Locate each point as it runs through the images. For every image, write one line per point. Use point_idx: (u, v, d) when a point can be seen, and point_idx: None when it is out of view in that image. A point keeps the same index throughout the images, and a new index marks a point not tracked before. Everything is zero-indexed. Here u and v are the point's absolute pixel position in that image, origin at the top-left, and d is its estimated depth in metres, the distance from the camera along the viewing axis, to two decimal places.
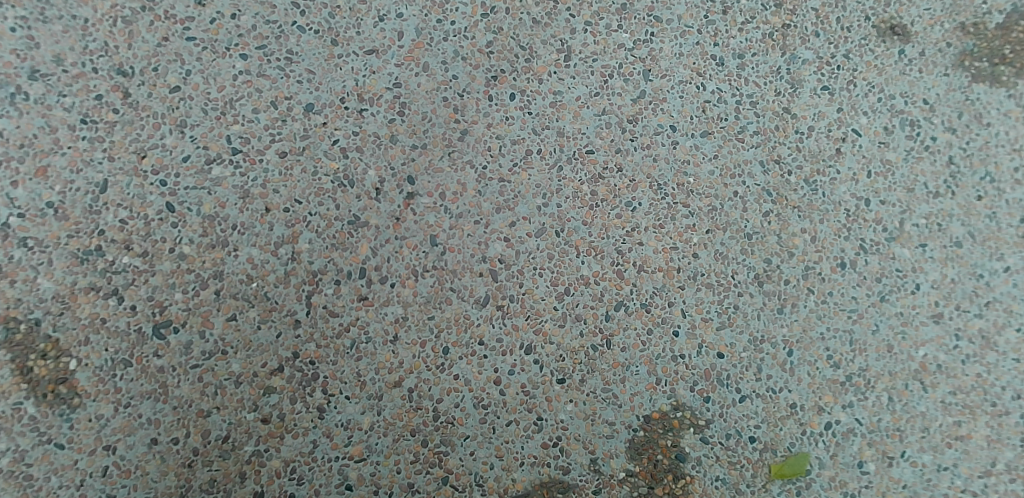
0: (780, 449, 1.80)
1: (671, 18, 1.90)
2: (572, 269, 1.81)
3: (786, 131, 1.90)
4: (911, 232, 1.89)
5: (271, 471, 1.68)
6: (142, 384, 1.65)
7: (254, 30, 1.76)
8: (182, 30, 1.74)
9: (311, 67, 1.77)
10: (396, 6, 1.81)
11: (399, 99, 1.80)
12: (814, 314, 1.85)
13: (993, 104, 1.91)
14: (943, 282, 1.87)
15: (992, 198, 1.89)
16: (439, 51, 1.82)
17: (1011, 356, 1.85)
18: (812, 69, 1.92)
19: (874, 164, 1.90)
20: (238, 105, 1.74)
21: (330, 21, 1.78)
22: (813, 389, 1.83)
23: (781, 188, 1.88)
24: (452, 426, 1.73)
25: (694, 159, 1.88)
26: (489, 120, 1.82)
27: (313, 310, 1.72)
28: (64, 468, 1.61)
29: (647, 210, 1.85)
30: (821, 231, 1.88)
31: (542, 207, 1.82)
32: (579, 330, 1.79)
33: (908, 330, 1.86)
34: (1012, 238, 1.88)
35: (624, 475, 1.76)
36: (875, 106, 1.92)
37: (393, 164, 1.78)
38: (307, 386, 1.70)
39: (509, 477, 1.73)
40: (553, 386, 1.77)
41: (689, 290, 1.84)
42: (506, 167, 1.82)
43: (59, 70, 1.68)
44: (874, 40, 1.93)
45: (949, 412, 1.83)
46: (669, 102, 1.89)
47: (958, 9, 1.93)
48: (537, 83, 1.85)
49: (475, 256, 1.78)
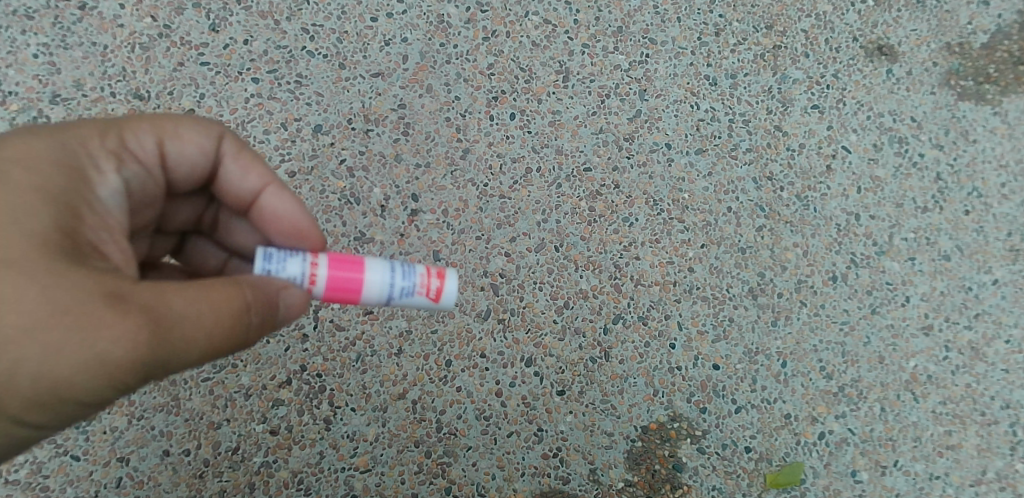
0: (775, 459, 1.84)
1: (665, 40, 2.00)
2: (571, 283, 1.86)
3: (778, 148, 1.98)
4: (900, 245, 1.95)
5: (279, 482, 1.70)
6: (155, 397, 1.69)
7: (265, 55, 1.83)
8: (197, 56, 1.80)
9: (320, 90, 1.84)
10: (402, 31, 1.90)
11: (404, 120, 1.86)
12: (807, 327, 1.91)
13: (979, 121, 2.01)
14: (933, 294, 1.94)
15: (978, 212, 1.97)
16: (443, 73, 1.90)
17: (999, 366, 1.91)
18: (802, 88, 2.01)
19: (864, 180, 1.98)
20: (250, 126, 1.79)
21: (338, 46, 1.86)
22: (806, 399, 1.88)
23: (774, 203, 1.95)
24: (455, 438, 1.76)
25: (689, 176, 1.94)
26: (490, 139, 1.89)
27: (321, 324, 1.77)
28: (79, 479, 1.64)
29: (643, 225, 1.91)
30: (813, 246, 1.94)
31: (542, 223, 1.87)
32: (578, 343, 1.84)
33: (899, 342, 1.91)
34: (999, 251, 1.96)
35: (623, 485, 1.80)
36: (864, 124, 2.01)
37: (398, 183, 1.83)
38: (314, 399, 1.74)
39: (511, 487, 1.76)
40: (553, 398, 1.81)
41: (686, 303, 1.89)
42: (506, 184, 1.87)
43: (80, 95, 1.74)
44: (862, 60, 2.04)
45: (939, 421, 1.88)
46: (665, 121, 1.96)
47: (944, 30, 2.04)
48: (536, 103, 1.92)
49: (477, 271, 1.83)
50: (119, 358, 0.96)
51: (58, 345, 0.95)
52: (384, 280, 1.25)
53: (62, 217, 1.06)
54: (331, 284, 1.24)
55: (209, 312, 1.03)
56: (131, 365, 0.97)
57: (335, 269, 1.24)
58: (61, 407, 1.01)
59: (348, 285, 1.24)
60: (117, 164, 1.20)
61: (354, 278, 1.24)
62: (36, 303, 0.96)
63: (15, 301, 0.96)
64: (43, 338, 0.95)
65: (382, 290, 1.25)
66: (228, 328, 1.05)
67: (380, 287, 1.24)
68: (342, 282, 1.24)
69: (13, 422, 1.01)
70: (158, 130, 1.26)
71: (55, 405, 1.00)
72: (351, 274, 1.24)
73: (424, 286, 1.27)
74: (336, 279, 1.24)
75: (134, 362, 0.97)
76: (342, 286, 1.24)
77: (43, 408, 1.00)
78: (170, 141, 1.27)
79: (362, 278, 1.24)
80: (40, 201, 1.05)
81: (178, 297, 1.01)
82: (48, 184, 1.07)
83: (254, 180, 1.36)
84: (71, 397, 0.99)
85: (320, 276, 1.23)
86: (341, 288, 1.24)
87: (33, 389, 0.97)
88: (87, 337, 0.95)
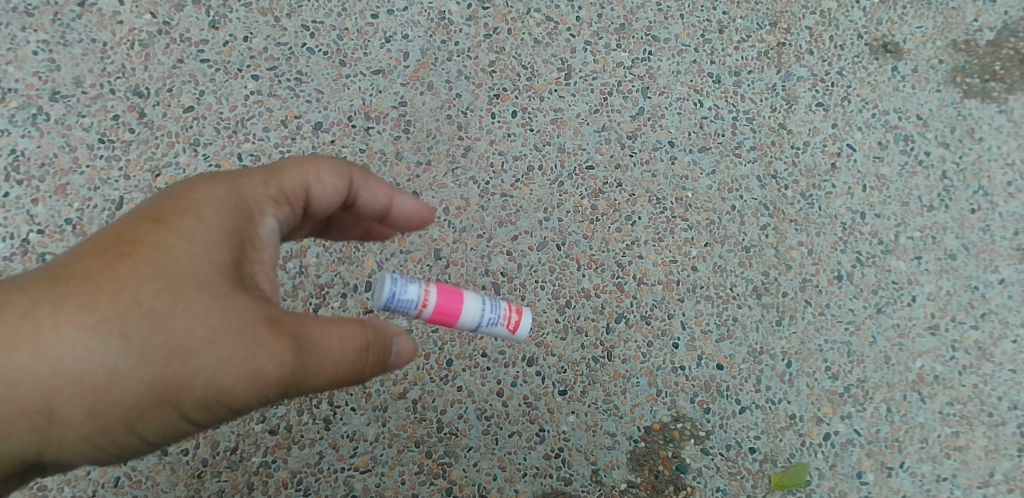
0: (780, 460, 1.82)
1: (668, 37, 1.98)
2: (573, 282, 1.84)
3: (782, 146, 1.96)
4: (906, 244, 1.94)
5: (279, 482, 1.67)
6: None
7: (265, 52, 1.82)
8: (197, 53, 1.79)
9: (320, 87, 1.82)
10: (403, 28, 1.88)
11: (405, 117, 1.85)
12: (812, 326, 1.89)
13: (985, 119, 1.99)
14: (939, 294, 1.92)
15: (985, 211, 1.95)
16: (444, 70, 1.88)
17: (1007, 367, 1.88)
18: (807, 85, 2.00)
19: (869, 179, 1.96)
20: (249, 123, 1.77)
21: (338, 43, 1.85)
22: (812, 400, 1.86)
23: (777, 201, 1.94)
24: (456, 438, 1.74)
25: (692, 174, 1.93)
26: (492, 136, 1.87)
27: None
28: (76, 479, 1.61)
29: (646, 223, 1.89)
30: (818, 244, 1.93)
31: (544, 221, 1.86)
32: (580, 342, 1.82)
33: (905, 342, 1.90)
34: (1006, 250, 1.94)
35: (626, 486, 1.78)
36: (869, 122, 1.99)
37: (398, 181, 1.82)
38: (314, 398, 1.71)
39: (512, 488, 1.74)
40: (555, 397, 1.79)
41: (689, 302, 1.87)
42: (508, 182, 1.86)
43: (79, 92, 1.73)
44: (867, 57, 2.02)
45: (947, 423, 1.85)
46: (668, 119, 1.94)
47: (949, 27, 2.02)
48: (538, 101, 1.91)
49: (478, 270, 1.81)
50: (274, 374, 1.10)
51: (228, 357, 1.09)
52: (480, 310, 1.39)
53: (235, 251, 1.17)
54: (437, 310, 1.35)
55: (344, 345, 1.15)
56: (282, 381, 1.11)
57: (441, 296, 1.36)
58: (215, 412, 1.12)
59: (449, 310, 1.36)
60: (276, 206, 1.28)
61: (454, 305, 1.36)
62: (210, 318, 1.09)
63: (198, 315, 1.09)
64: (215, 350, 1.09)
65: (474, 319, 1.39)
66: (354, 362, 1.17)
67: (476, 315, 1.39)
68: (445, 306, 1.36)
69: (171, 423, 1.11)
70: (306, 175, 1.33)
71: (211, 409, 1.11)
72: (452, 300, 1.37)
73: (508, 318, 1.42)
74: (439, 305, 1.36)
75: (286, 378, 1.11)
76: (443, 310, 1.36)
77: (200, 412, 1.11)
78: (314, 187, 1.34)
79: (461, 305, 1.37)
80: (222, 237, 1.16)
81: (319, 330, 1.14)
82: (230, 224, 1.18)
83: (377, 198, 1.44)
84: (228, 404, 1.11)
85: (429, 302, 1.35)
86: (443, 312, 1.36)
87: (200, 393, 1.09)
88: (252, 353, 1.09)
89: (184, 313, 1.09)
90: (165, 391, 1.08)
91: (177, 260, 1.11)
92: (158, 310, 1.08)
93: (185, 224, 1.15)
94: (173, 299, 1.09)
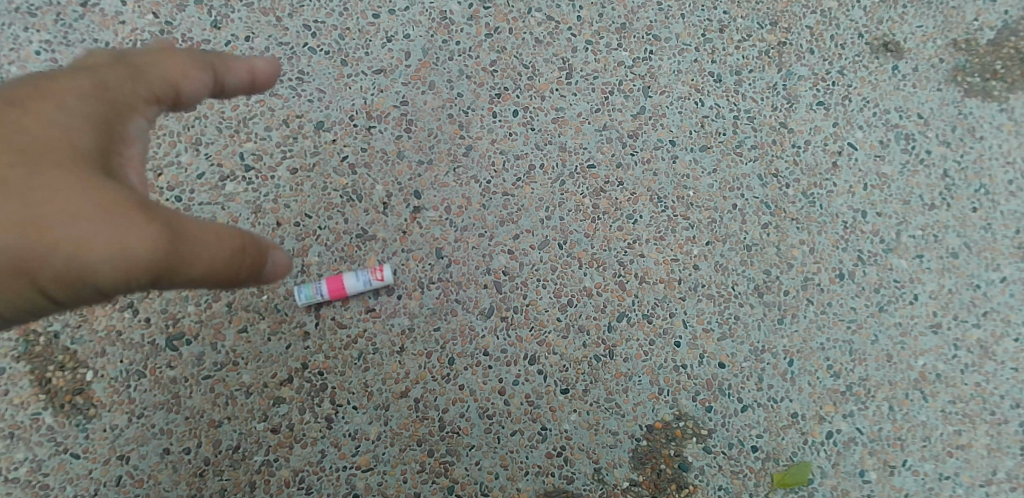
0: (782, 459, 1.82)
1: (669, 37, 1.99)
2: (574, 281, 1.84)
3: (783, 145, 1.96)
4: (908, 243, 1.94)
5: (281, 480, 1.67)
6: (155, 394, 1.65)
7: (267, 51, 1.82)
8: (199, 53, 1.79)
9: (322, 86, 1.82)
10: (404, 28, 1.88)
11: (406, 117, 1.85)
12: (814, 325, 1.89)
13: (986, 118, 1.99)
14: (941, 292, 1.92)
15: (986, 210, 1.95)
16: (445, 70, 1.88)
17: (1009, 365, 1.88)
18: (808, 84, 2.00)
19: (870, 177, 1.97)
20: (251, 123, 1.78)
21: (340, 43, 1.85)
22: (814, 398, 1.86)
23: (779, 200, 1.94)
24: (458, 436, 1.74)
25: (694, 173, 1.93)
26: (493, 135, 1.87)
27: (322, 322, 1.73)
28: (78, 477, 1.60)
29: (647, 222, 1.90)
30: (819, 243, 1.93)
31: (546, 220, 1.86)
32: (582, 341, 1.82)
33: (907, 340, 1.90)
34: (1008, 248, 1.93)
35: (628, 484, 1.78)
36: (871, 121, 1.99)
37: (400, 179, 1.82)
38: (316, 397, 1.70)
39: (514, 486, 1.74)
40: (557, 396, 1.79)
41: (690, 300, 1.87)
42: (509, 181, 1.86)
43: None
44: (868, 56, 2.02)
45: (949, 421, 1.86)
46: (669, 118, 1.94)
47: (950, 26, 2.02)
48: (540, 100, 1.91)
49: (480, 269, 1.81)
50: (141, 254, 1.10)
51: (92, 232, 1.08)
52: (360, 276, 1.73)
53: (99, 139, 1.17)
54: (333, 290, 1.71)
55: (221, 242, 1.20)
56: (152, 265, 1.11)
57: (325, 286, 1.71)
58: (76, 290, 1.10)
59: (340, 289, 1.72)
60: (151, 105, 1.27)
61: (344, 282, 1.72)
62: (75, 195, 1.09)
63: (60, 188, 1.08)
64: (79, 226, 1.07)
65: (368, 285, 1.73)
66: (228, 257, 1.20)
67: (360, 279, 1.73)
68: (333, 290, 1.71)
69: (23, 295, 1.08)
70: (172, 69, 1.27)
71: (71, 286, 1.09)
72: (334, 280, 1.72)
73: (382, 275, 1.74)
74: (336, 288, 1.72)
75: (155, 262, 1.11)
76: (337, 291, 1.72)
77: (57, 288, 1.09)
78: (182, 84, 1.28)
79: (344, 282, 1.72)
80: (86, 124, 1.16)
81: (194, 226, 1.18)
82: (95, 112, 1.18)
83: (244, 82, 1.38)
84: (90, 282, 1.09)
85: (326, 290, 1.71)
86: (336, 293, 1.72)
87: (60, 266, 1.07)
88: (123, 234, 1.09)
89: (45, 186, 1.08)
90: (18, 260, 1.05)
91: (35, 136, 1.11)
92: (12, 181, 1.06)
93: (48, 109, 1.14)
94: (33, 173, 1.08)
